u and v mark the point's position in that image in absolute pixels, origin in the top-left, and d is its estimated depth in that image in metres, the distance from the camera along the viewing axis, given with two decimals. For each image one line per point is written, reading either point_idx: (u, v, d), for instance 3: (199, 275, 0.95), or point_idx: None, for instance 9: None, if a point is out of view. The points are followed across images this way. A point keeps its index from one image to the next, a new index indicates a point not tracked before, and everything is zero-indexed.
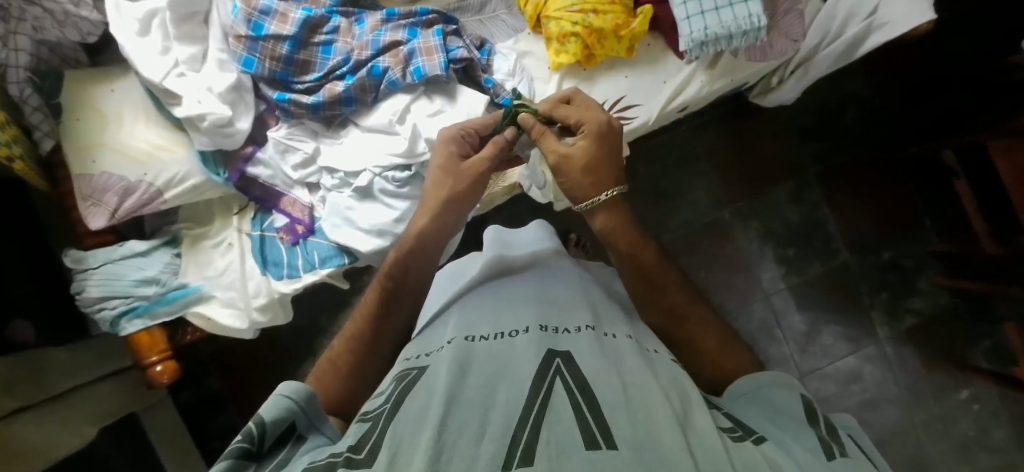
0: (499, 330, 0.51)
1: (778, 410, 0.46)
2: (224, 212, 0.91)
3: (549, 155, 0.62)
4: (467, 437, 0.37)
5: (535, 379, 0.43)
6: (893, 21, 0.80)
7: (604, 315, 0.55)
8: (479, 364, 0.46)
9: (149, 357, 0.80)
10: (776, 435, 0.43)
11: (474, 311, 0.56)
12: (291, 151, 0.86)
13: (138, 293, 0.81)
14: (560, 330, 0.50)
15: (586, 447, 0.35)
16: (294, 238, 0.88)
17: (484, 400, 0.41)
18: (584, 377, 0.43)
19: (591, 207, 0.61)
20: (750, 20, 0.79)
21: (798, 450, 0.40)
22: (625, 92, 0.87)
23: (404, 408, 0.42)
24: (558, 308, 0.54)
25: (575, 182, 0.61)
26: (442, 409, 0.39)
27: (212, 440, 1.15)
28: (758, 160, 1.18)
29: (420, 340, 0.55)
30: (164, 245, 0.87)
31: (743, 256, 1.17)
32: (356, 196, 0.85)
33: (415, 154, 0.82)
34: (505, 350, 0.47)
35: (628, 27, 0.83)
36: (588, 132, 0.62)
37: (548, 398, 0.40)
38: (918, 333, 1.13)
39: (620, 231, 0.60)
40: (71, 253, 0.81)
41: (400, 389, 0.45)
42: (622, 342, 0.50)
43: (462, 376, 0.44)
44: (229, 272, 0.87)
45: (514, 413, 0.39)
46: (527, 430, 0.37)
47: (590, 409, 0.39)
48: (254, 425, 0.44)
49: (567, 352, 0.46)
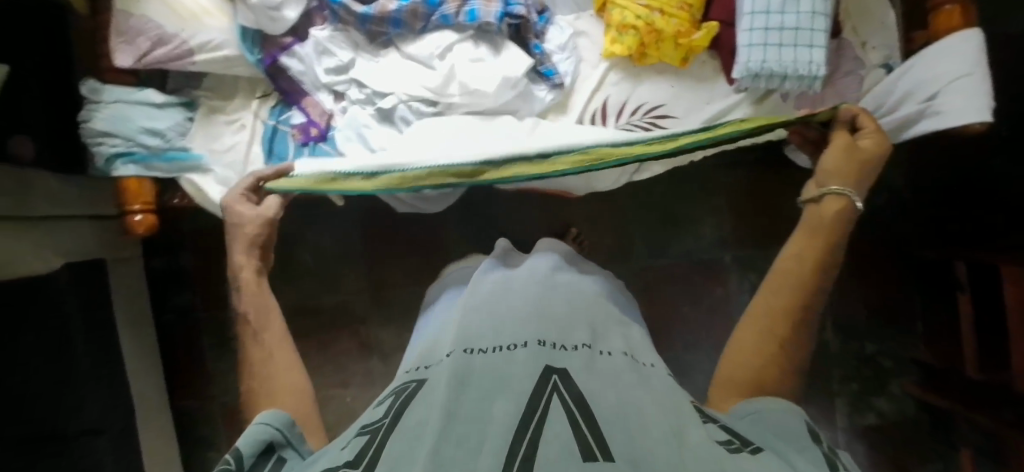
0: (498, 344, 0.55)
1: (781, 429, 0.49)
2: (247, 92, 0.91)
3: (846, 162, 0.64)
4: (467, 451, 0.40)
5: (533, 394, 0.46)
6: (947, 111, 0.77)
7: (599, 334, 0.59)
8: (478, 378, 0.49)
9: (132, 205, 0.82)
10: (778, 448, 0.46)
11: (475, 321, 0.59)
12: (327, 54, 0.85)
13: (141, 140, 0.82)
14: (558, 345, 0.54)
15: (584, 459, 0.38)
16: (304, 139, 0.89)
17: (483, 413, 0.45)
18: (580, 394, 0.46)
19: (824, 193, 0.63)
20: (810, 67, 0.78)
21: (797, 458, 0.45)
22: (665, 100, 0.86)
23: (404, 422, 0.46)
24: (558, 325, 0.58)
25: (845, 177, 0.63)
26: (442, 423, 0.43)
27: (167, 313, 1.22)
28: (782, 219, 1.16)
29: (426, 352, 0.61)
30: (182, 105, 0.87)
31: (729, 304, 1.18)
32: (376, 116, 0.86)
33: (444, 93, 0.82)
34: (503, 362, 0.51)
35: (689, 37, 0.82)
36: (841, 145, 0.65)
37: (546, 413, 0.44)
38: (874, 432, 1.18)
39: (827, 217, 0.62)
40: (88, 83, 0.81)
41: (402, 401, 0.51)
42: (616, 361, 0.54)
43: (461, 391, 0.47)
44: (232, 151, 0.88)
45: (512, 424, 0.43)
46: (525, 444, 0.40)
47: (586, 423, 0.43)
48: (230, 457, 0.48)
49: (562, 370, 0.50)
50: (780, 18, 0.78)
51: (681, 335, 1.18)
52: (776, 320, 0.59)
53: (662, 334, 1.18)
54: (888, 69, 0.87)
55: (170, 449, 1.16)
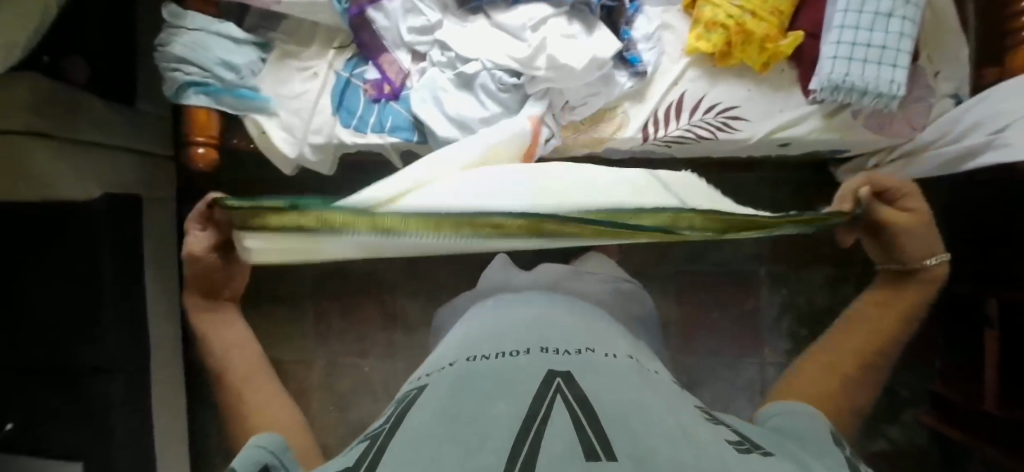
0: (499, 351, 0.52)
1: (808, 435, 0.45)
2: (324, 42, 0.89)
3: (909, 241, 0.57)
4: (465, 447, 0.36)
5: (535, 396, 0.42)
6: (1011, 145, 0.76)
7: (603, 339, 0.56)
8: (480, 385, 0.46)
9: (198, 137, 0.82)
10: (791, 449, 0.42)
11: (479, 335, 0.57)
12: (414, 13, 0.85)
13: (216, 72, 0.81)
14: (560, 350, 0.51)
15: (586, 458, 0.33)
16: (377, 95, 0.87)
17: (483, 415, 0.40)
18: (585, 395, 0.42)
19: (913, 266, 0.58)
20: (891, 86, 0.80)
21: (815, 462, 0.40)
22: (740, 102, 0.88)
23: (405, 424, 0.42)
24: (561, 333, 0.55)
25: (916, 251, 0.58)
26: (442, 428, 0.39)
27: (191, 260, 1.19)
28: (821, 239, 1.18)
29: (429, 362, 0.59)
30: (256, 45, 0.86)
31: (758, 318, 1.19)
32: (455, 82, 0.85)
33: (531, 65, 0.81)
34: (503, 368, 0.48)
35: (776, 42, 0.83)
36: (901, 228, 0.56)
37: (549, 412, 0.40)
38: (881, 458, 1.21)
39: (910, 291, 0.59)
40: (170, 7, 0.80)
41: (401, 408, 0.47)
42: (622, 363, 0.51)
43: (462, 398, 0.43)
44: (301, 99, 0.86)
45: (515, 424, 0.38)
46: (527, 441, 0.36)
47: (590, 423, 0.38)
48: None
49: (567, 373, 0.46)
50: (867, 34, 0.80)
51: (707, 342, 1.19)
52: (845, 360, 0.56)
53: (689, 338, 1.19)
54: (957, 101, 0.89)
55: (177, 399, 1.12)
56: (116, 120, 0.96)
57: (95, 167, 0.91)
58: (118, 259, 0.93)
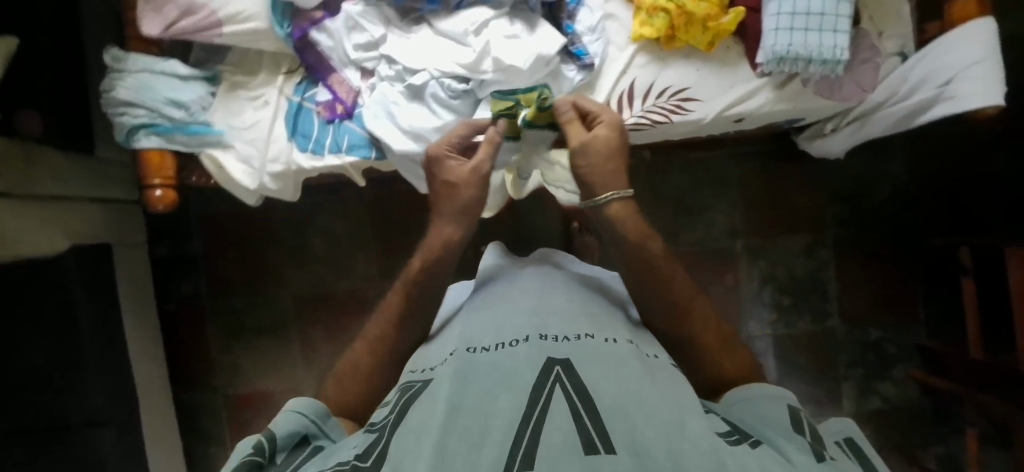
0: (500, 341, 0.48)
1: (771, 416, 0.47)
2: (272, 68, 0.89)
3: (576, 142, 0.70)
4: (467, 445, 0.34)
5: (535, 386, 0.39)
6: (961, 97, 0.79)
7: (602, 323, 0.53)
8: (482, 374, 0.42)
9: (154, 179, 0.83)
10: (770, 437, 0.42)
11: (476, 327, 0.54)
12: (358, 29, 0.85)
13: (164, 111, 0.81)
14: (559, 338, 0.47)
15: (585, 451, 0.32)
16: (330, 116, 0.87)
17: (486, 408, 0.38)
18: (585, 385, 0.39)
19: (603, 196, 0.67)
20: (834, 51, 0.81)
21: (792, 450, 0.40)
22: (691, 83, 0.88)
23: (408, 420, 0.40)
24: (561, 318, 0.52)
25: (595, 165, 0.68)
26: (443, 419, 0.36)
27: (170, 300, 1.19)
28: (792, 207, 1.20)
29: (425, 358, 0.56)
30: (203, 79, 0.85)
31: (738, 293, 1.20)
32: (405, 94, 0.84)
33: (477, 70, 0.82)
34: (503, 357, 0.44)
35: (718, 20, 0.84)
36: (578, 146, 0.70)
37: (549, 403, 0.37)
38: (878, 418, 1.20)
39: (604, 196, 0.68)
40: (111, 51, 0.80)
41: (406, 400, 0.45)
42: (623, 346, 0.48)
43: (466, 388, 0.41)
44: (253, 128, 0.85)
45: (516, 416, 0.36)
46: (527, 438, 0.34)
47: (589, 415, 0.36)
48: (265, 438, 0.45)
49: (567, 360, 0.43)
50: (806, 2, 0.80)
51: None
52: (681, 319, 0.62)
53: None
54: (903, 58, 0.89)
55: (172, 439, 1.12)
56: (80, 172, 0.97)
57: (65, 220, 0.92)
58: (96, 308, 0.93)
